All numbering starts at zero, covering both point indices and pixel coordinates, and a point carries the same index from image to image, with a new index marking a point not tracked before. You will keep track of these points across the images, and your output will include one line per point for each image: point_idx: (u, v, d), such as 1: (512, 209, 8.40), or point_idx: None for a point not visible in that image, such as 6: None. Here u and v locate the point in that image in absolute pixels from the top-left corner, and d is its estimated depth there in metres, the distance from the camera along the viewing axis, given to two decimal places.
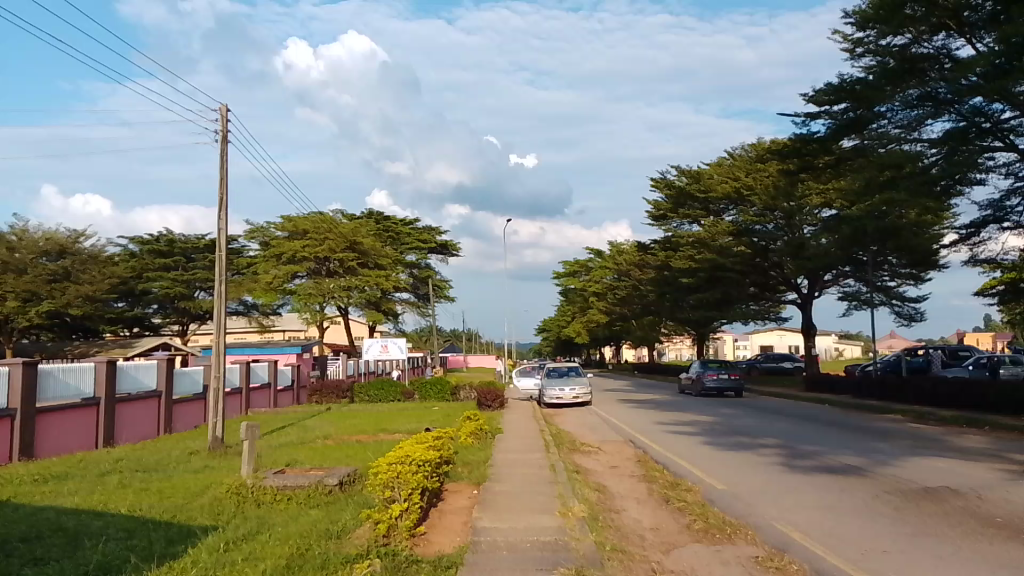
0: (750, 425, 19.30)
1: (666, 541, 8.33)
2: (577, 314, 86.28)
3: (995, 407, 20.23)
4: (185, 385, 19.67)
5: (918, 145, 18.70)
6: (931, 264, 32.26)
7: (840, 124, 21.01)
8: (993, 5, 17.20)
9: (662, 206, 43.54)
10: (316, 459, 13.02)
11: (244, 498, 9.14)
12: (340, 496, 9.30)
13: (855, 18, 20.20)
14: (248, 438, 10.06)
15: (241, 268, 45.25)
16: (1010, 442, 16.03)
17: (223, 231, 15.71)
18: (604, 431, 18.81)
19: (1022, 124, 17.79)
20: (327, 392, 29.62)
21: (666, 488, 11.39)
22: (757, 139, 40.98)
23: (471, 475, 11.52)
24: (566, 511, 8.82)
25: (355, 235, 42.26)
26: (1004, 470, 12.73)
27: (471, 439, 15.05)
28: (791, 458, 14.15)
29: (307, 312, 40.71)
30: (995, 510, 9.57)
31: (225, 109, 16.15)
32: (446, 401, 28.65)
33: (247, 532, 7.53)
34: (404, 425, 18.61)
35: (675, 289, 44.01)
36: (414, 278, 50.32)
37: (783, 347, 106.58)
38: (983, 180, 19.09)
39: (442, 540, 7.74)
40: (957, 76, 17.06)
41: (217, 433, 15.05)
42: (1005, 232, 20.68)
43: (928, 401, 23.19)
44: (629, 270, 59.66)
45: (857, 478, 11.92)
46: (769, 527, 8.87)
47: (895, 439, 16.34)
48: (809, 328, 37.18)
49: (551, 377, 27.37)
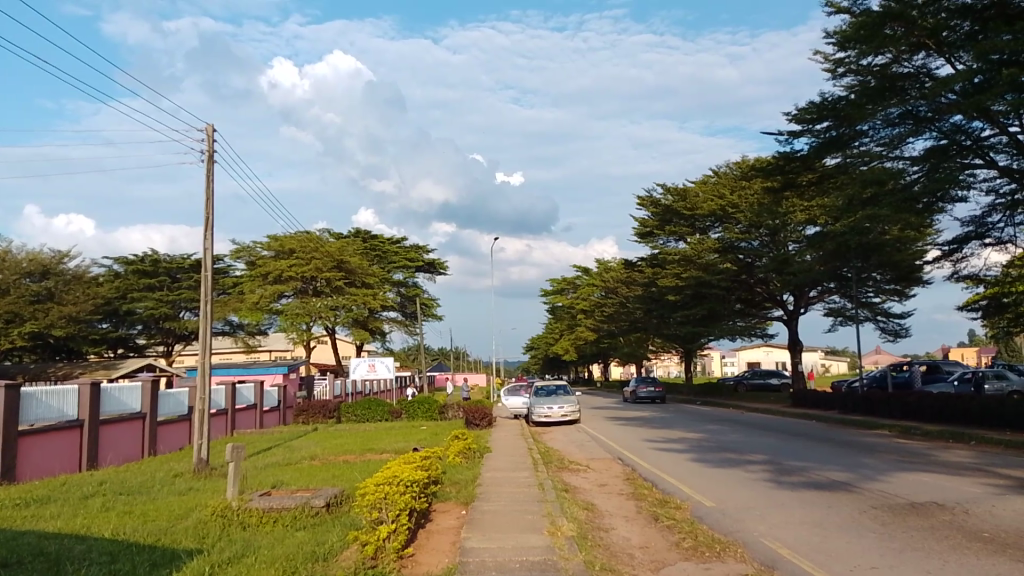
0: (738, 441, 19.27)
1: (656, 559, 8.30)
2: (563, 331, 86.43)
3: (978, 421, 20.46)
4: (170, 406, 19.47)
5: (900, 162, 18.91)
6: (915, 279, 32.54)
7: (820, 143, 21.08)
8: (971, 26, 17.54)
9: (648, 223, 43.78)
10: (303, 479, 12.96)
11: (228, 521, 9.01)
12: (327, 518, 9.23)
13: (836, 38, 20.40)
14: (233, 459, 9.91)
15: (227, 287, 45.02)
16: (995, 456, 16.13)
17: (209, 249, 15.68)
18: (592, 449, 18.76)
19: (1001, 142, 18.08)
20: (313, 412, 29.40)
21: (655, 505, 11.35)
22: (742, 156, 41.36)
23: (459, 495, 11.47)
24: (555, 530, 8.79)
25: (342, 254, 42.19)
26: (990, 485, 12.82)
27: (459, 458, 15.02)
28: (778, 474, 14.19)
29: (294, 331, 40.47)
30: (983, 524, 9.61)
31: (211, 128, 16.16)
32: (434, 420, 28.56)
33: (232, 554, 7.48)
34: (392, 445, 18.57)
35: (661, 306, 44.05)
36: (402, 297, 50.27)
37: (769, 363, 107.29)
38: (965, 196, 19.27)
39: (430, 561, 7.70)
40: (938, 93, 17.27)
41: (202, 454, 14.89)
42: (986, 248, 20.87)
43: (912, 416, 23.34)
44: (617, 287, 60.02)
45: (846, 494, 11.97)
46: (758, 544, 8.87)
47: (881, 454, 16.43)
48: (794, 344, 37.32)
49: (539, 395, 27.27)
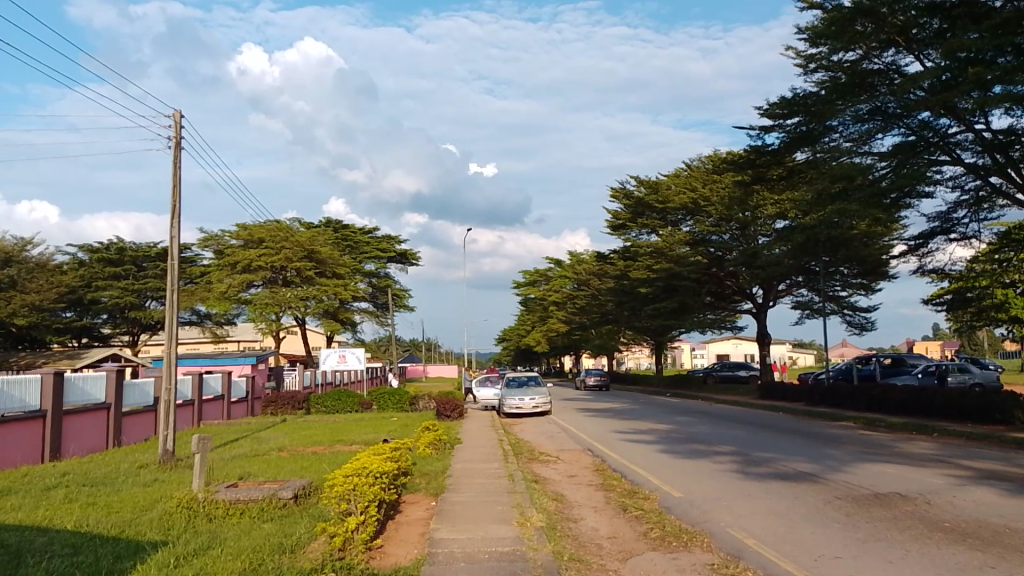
0: (707, 432, 19.41)
1: (624, 549, 8.35)
2: (535, 322, 86.57)
3: (941, 412, 20.88)
4: (135, 397, 19.16)
5: (868, 158, 19.04)
6: (882, 274, 33.03)
7: (791, 137, 21.30)
8: (939, 24, 17.82)
9: (621, 215, 43.94)
10: (270, 471, 12.84)
11: (194, 513, 8.89)
12: (295, 510, 9.14)
13: (807, 34, 20.57)
14: (199, 451, 9.77)
15: (194, 276, 44.39)
16: (957, 448, 16.44)
17: (176, 238, 15.42)
18: (562, 440, 18.82)
19: (966, 139, 18.36)
20: (282, 403, 29.01)
21: (623, 496, 11.41)
22: (714, 150, 41.65)
23: (429, 486, 11.46)
24: (524, 520, 8.79)
25: (312, 244, 41.80)
26: (951, 476, 13.09)
27: (429, 449, 14.98)
28: (745, 465, 14.35)
29: (262, 322, 40.07)
30: (944, 515, 9.81)
31: (179, 114, 15.88)
32: (404, 412, 28.49)
33: (197, 547, 7.35)
34: (362, 436, 18.45)
35: (633, 298, 44.26)
36: (373, 287, 50.01)
37: (738, 356, 108.46)
38: (931, 192, 19.56)
39: (398, 552, 7.67)
40: (907, 90, 17.44)
41: (167, 445, 14.66)
42: (951, 242, 21.23)
43: (876, 408, 23.76)
44: (589, 279, 60.36)
45: (811, 485, 12.15)
46: (724, 535, 8.95)
47: (845, 446, 16.68)
48: (763, 336, 37.74)
49: (510, 387, 27.24)
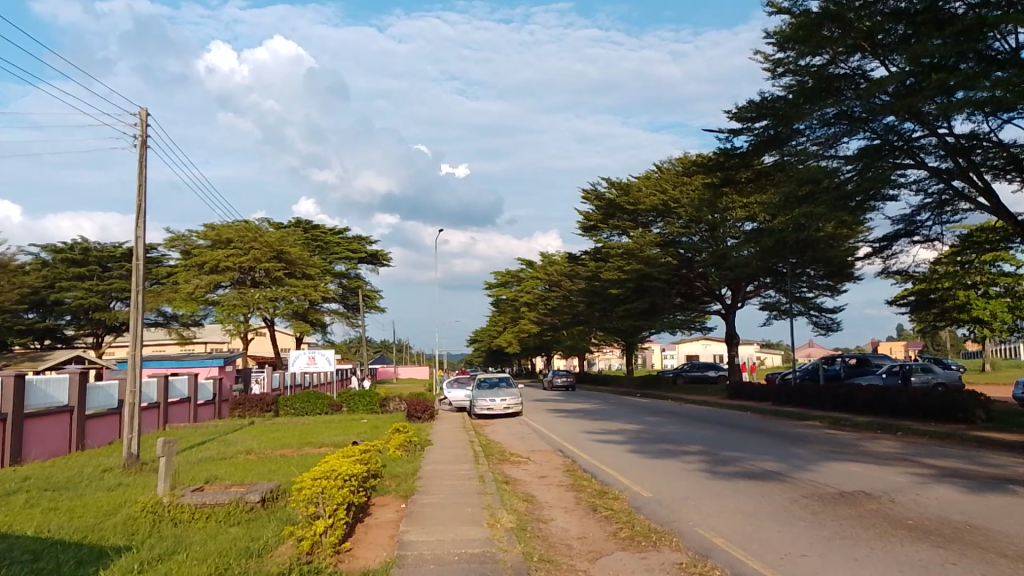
0: (676, 432, 19.57)
1: (594, 549, 8.38)
2: (507, 323, 86.66)
3: (906, 411, 21.24)
4: (99, 399, 18.83)
5: (835, 161, 19.32)
6: (847, 275, 33.54)
7: (759, 140, 21.56)
8: (904, 30, 18.14)
9: (592, 217, 44.16)
10: (237, 474, 12.69)
11: (160, 517, 8.76)
12: (262, 514, 9.05)
13: (776, 38, 20.83)
14: (165, 454, 9.62)
15: (160, 277, 43.73)
16: (919, 446, 16.77)
17: (142, 238, 15.18)
18: (533, 441, 18.84)
19: (930, 143, 18.70)
20: (250, 405, 28.68)
21: (594, 496, 11.46)
22: (684, 152, 41.99)
23: (399, 488, 11.41)
24: (494, 522, 8.79)
25: (281, 245, 41.40)
26: (915, 474, 13.33)
27: (400, 451, 14.92)
28: (713, 464, 14.49)
29: (230, 323, 39.62)
30: (907, 512, 10.00)
31: (144, 113, 15.65)
32: (375, 414, 28.38)
33: (162, 552, 7.25)
34: (331, 438, 18.32)
35: (604, 299, 44.47)
36: (343, 288, 49.67)
37: (708, 356, 109.48)
38: (896, 195, 19.90)
39: (367, 555, 7.62)
40: (872, 94, 17.73)
41: (132, 449, 14.43)
42: (915, 245, 21.61)
43: (842, 408, 24.12)
44: (560, 280, 60.59)
45: (778, 484, 12.30)
46: (692, 534, 9.03)
47: (810, 445, 16.93)
48: (732, 337, 38.12)
49: (481, 387, 27.22)
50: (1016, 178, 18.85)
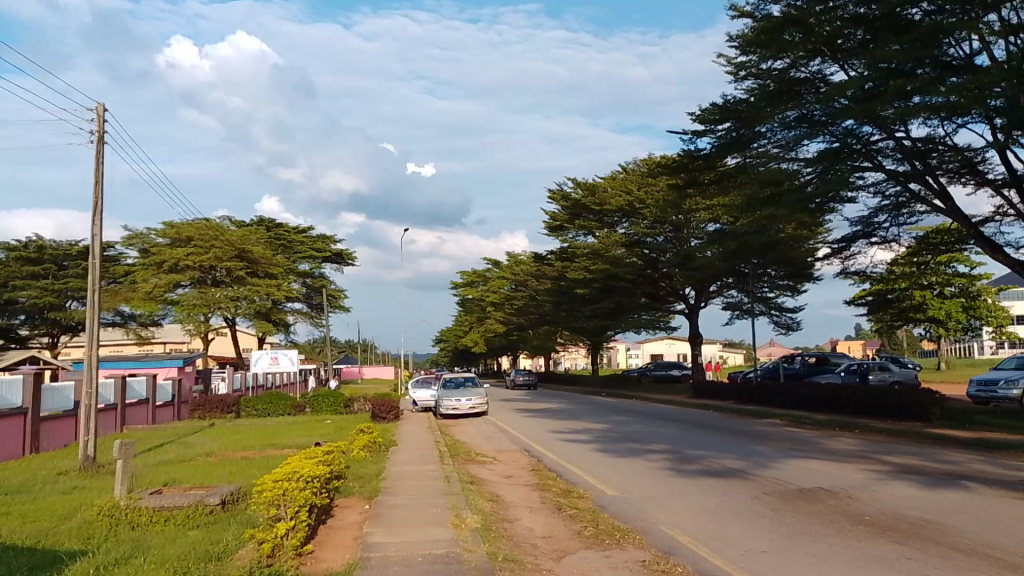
0: (641, 431, 19.72)
1: (559, 549, 8.39)
2: (472, 323, 86.58)
3: (864, 409, 21.65)
4: (54, 401, 18.37)
5: (795, 164, 19.59)
6: (807, 276, 34.10)
7: (722, 142, 21.78)
8: (863, 35, 18.46)
9: (558, 217, 44.31)
10: (198, 476, 12.47)
11: (116, 521, 8.57)
12: (223, 516, 8.90)
13: (738, 42, 21.07)
14: (121, 456, 9.40)
15: (118, 276, 42.84)
16: (877, 443, 17.10)
17: (98, 236, 14.84)
18: (499, 440, 18.82)
19: (887, 146, 19.07)
20: (211, 407, 28.19)
21: (559, 495, 11.49)
22: (649, 153, 42.32)
23: (363, 489, 11.31)
24: (460, 522, 8.75)
25: (243, 244, 40.82)
26: (872, 470, 13.59)
27: (364, 452, 14.80)
28: (677, 462, 14.61)
29: (191, 323, 39.03)
30: (865, 508, 10.18)
31: (101, 107, 15.30)
32: (339, 414, 28.15)
33: (119, 556, 7.09)
34: (295, 439, 18.11)
35: (570, 299, 44.63)
36: (307, 288, 49.18)
37: (672, 355, 110.61)
38: (854, 197, 20.26)
39: (330, 557, 7.53)
40: (832, 98, 18.03)
41: (88, 451, 14.11)
42: (872, 246, 22.03)
43: (803, 406, 24.50)
44: (527, 280, 60.73)
45: (741, 481, 12.45)
46: (656, 531, 9.09)
47: (772, 442, 17.16)
48: (695, 336, 38.52)
49: (447, 387, 27.12)
50: (970, 181, 19.35)
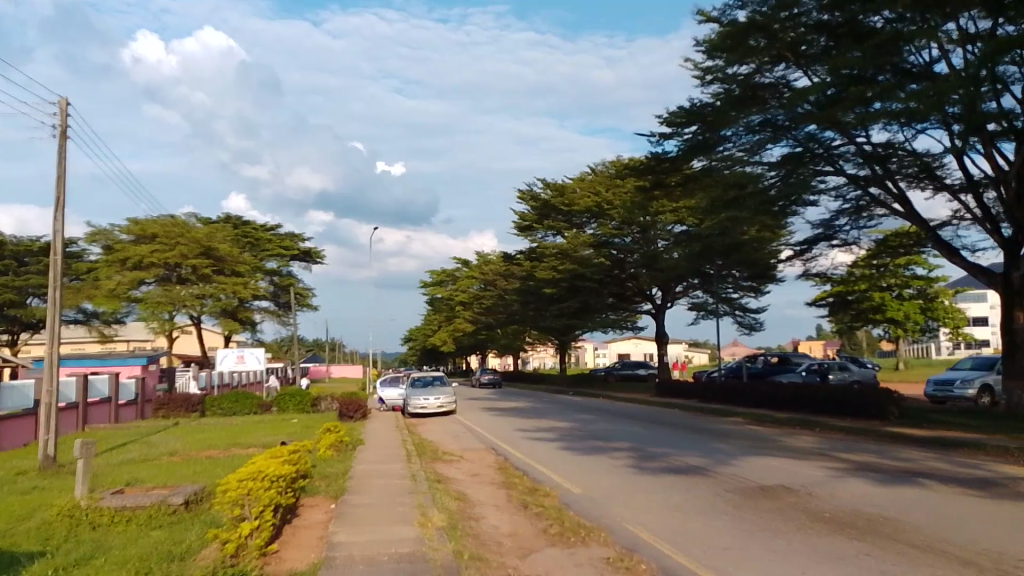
0: (606, 429, 19.90)
1: (523, 547, 8.47)
2: (441, 322, 86.51)
3: (824, 408, 22.07)
4: (13, 400, 18.04)
5: (759, 167, 19.89)
6: (770, 277, 34.63)
7: (688, 146, 22.02)
8: (826, 42, 18.80)
9: (528, 217, 44.50)
10: (160, 476, 12.35)
11: (77, 521, 8.47)
12: (186, 516, 8.84)
13: (704, 46, 21.32)
14: (82, 455, 9.28)
15: (81, 273, 42.11)
16: (836, 441, 17.46)
17: (60, 232, 14.62)
18: (466, 439, 18.86)
19: (848, 151, 19.45)
20: (174, 406, 27.82)
21: (525, 493, 11.58)
22: (618, 155, 42.66)
23: (328, 488, 11.29)
24: (425, 521, 8.79)
25: (210, 241, 40.32)
26: (830, 468, 13.90)
27: (330, 451, 14.76)
28: (641, 460, 14.78)
29: (154, 321, 38.56)
30: (823, 505, 10.42)
31: (65, 102, 15.09)
32: (306, 413, 27.97)
33: (80, 557, 7.03)
34: (260, 438, 17.97)
35: (538, 299, 44.80)
36: (274, 286, 48.78)
37: (639, 355, 111.60)
38: (816, 201, 20.63)
39: (294, 557, 7.53)
40: (795, 103, 18.29)
41: (48, 451, 13.89)
42: (833, 248, 22.47)
43: (765, 404, 24.91)
44: (495, 279, 60.86)
45: (703, 478, 12.65)
46: (620, 529, 9.21)
47: (733, 440, 17.43)
48: (661, 336, 38.90)
49: (415, 386, 27.09)
50: (928, 186, 19.84)
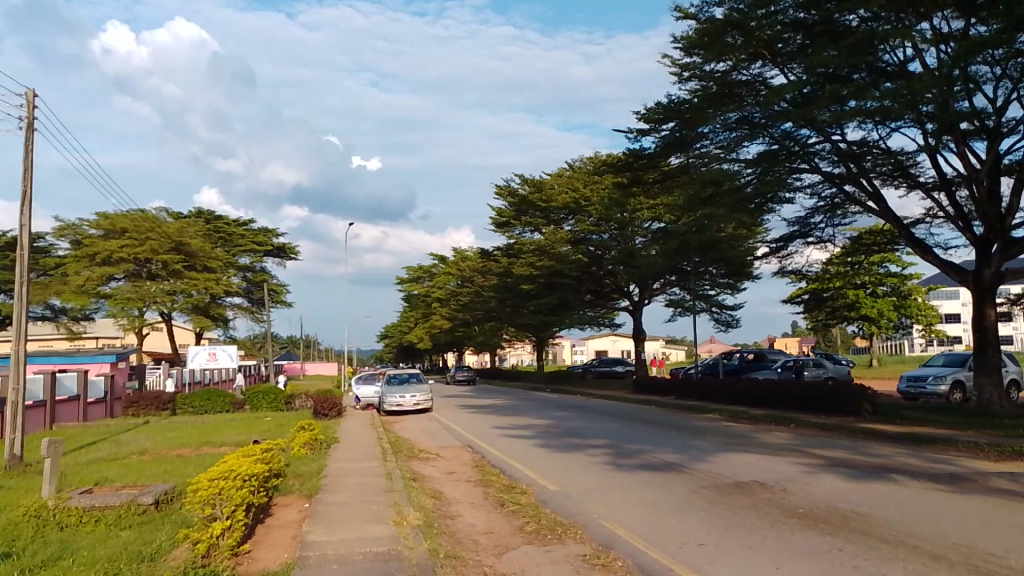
0: (583, 426, 19.87)
1: (498, 545, 8.38)
2: (417, 319, 86.15)
3: (798, 405, 22.23)
4: None
5: (735, 165, 19.97)
6: (746, 274, 34.84)
7: (665, 142, 22.05)
8: (802, 40, 18.89)
9: (505, 214, 44.42)
10: (130, 475, 12.10)
11: (44, 522, 8.25)
12: (156, 516, 8.64)
13: (682, 43, 21.34)
14: (50, 454, 9.04)
15: (48, 268, 41.32)
16: (810, 437, 17.57)
17: (27, 226, 14.28)
18: (442, 436, 18.73)
19: (823, 149, 19.58)
20: (145, 403, 27.36)
21: (501, 491, 11.49)
22: (596, 151, 42.68)
23: (302, 487, 11.11)
24: (400, 519, 8.68)
25: (181, 236, 39.73)
26: (804, 464, 13.95)
27: (304, 449, 14.56)
28: (617, 457, 14.75)
29: (124, 318, 37.90)
30: (797, 501, 10.44)
31: (32, 93, 14.74)
32: (280, 411, 27.65)
33: (46, 558, 6.83)
34: (233, 437, 17.71)
35: (515, 296, 44.71)
36: (247, 282, 48.23)
37: (615, 352, 112.00)
38: (792, 198, 20.76)
39: (266, 556, 7.39)
40: (771, 102, 18.35)
41: (14, 450, 13.57)
42: (809, 245, 22.63)
43: (740, 401, 25.06)
44: (472, 276, 60.68)
45: (679, 475, 12.63)
46: (596, 526, 9.15)
47: (709, 437, 17.47)
48: (638, 333, 38.99)
49: (391, 383, 26.88)
50: (902, 184, 20.04)
